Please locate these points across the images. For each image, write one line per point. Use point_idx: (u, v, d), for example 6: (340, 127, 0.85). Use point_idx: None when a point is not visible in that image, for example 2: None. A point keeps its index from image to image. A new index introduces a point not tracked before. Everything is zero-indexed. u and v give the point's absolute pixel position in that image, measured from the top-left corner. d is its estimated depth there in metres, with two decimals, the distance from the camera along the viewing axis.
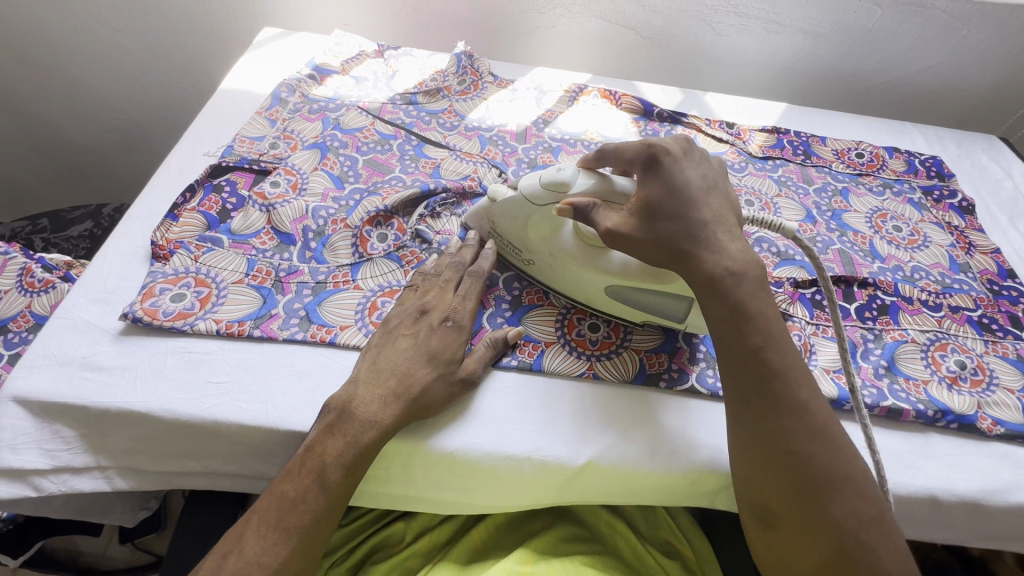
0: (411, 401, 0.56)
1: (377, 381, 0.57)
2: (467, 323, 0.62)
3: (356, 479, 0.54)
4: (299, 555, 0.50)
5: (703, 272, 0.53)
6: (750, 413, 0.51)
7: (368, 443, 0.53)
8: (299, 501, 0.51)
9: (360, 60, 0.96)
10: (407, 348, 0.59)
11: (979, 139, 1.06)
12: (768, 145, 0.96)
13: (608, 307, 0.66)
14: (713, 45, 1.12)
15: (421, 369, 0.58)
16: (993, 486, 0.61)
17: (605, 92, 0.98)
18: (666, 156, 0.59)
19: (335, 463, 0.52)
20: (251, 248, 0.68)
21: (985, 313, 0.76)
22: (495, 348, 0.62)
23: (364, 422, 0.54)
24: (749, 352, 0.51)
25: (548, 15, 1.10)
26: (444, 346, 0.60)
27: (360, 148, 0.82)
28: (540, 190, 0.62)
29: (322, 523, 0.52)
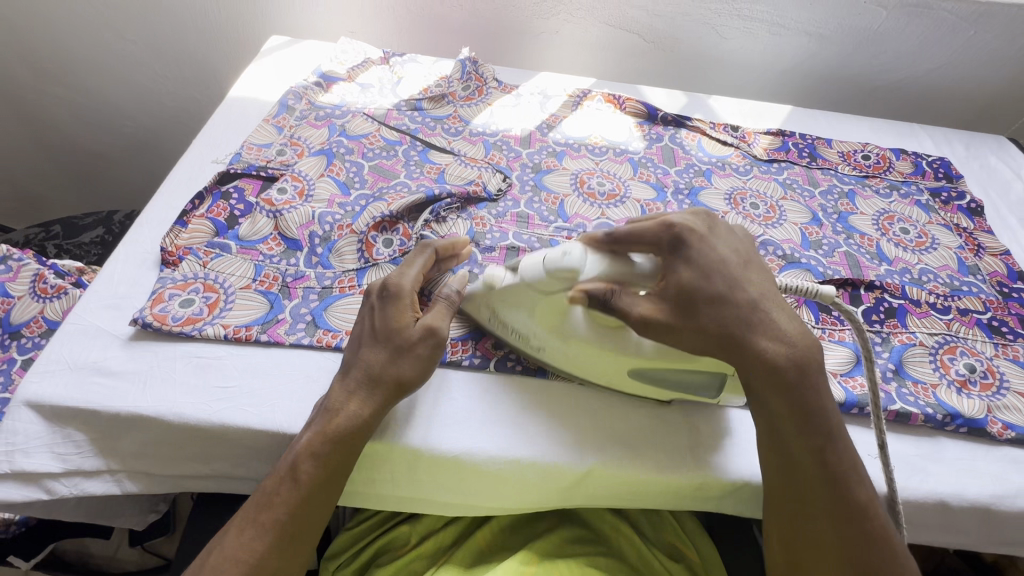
0: (373, 381, 0.55)
1: (344, 371, 0.57)
2: (405, 285, 0.58)
3: (331, 475, 0.53)
4: (277, 550, 0.51)
5: (768, 364, 0.51)
6: (800, 512, 0.52)
7: (336, 432, 0.53)
8: (275, 496, 0.51)
9: (366, 67, 0.97)
10: (363, 334, 0.58)
11: (987, 140, 1.05)
12: (773, 148, 0.96)
13: (630, 387, 0.61)
14: (717, 48, 1.12)
15: (375, 348, 0.56)
16: (1004, 491, 0.60)
17: (609, 97, 0.99)
18: (691, 236, 0.55)
19: (304, 456, 0.52)
20: (258, 253, 0.69)
21: (994, 315, 0.75)
22: (451, 305, 0.59)
23: (332, 413, 0.54)
24: (808, 456, 0.51)
25: (552, 20, 1.11)
26: (391, 315, 0.57)
27: (365, 154, 0.83)
28: (544, 277, 0.55)
29: (300, 520, 0.52)
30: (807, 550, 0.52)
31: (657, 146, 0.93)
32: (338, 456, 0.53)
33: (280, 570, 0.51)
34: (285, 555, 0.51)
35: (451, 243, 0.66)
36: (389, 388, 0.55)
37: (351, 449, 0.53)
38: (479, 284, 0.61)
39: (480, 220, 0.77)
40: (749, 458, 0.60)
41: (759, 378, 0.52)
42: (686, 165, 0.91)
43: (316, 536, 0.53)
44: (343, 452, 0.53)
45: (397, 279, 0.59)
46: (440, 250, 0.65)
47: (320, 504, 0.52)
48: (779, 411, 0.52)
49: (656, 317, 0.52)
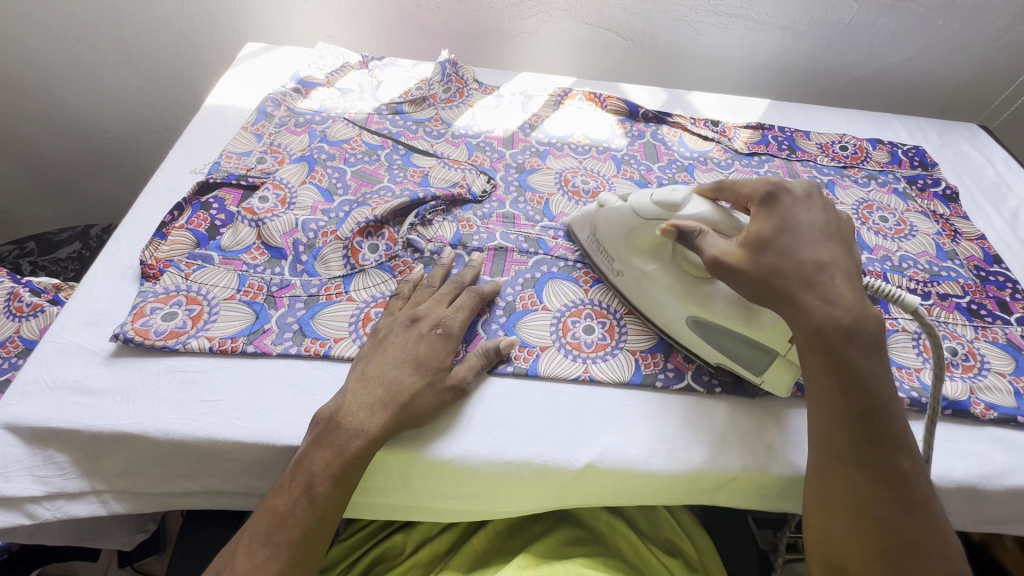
0: (401, 407, 0.55)
1: (366, 388, 0.56)
2: (456, 331, 0.62)
3: (345, 492, 0.53)
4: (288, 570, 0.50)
5: (813, 321, 0.52)
6: (833, 463, 0.51)
7: (356, 453, 0.53)
8: (291, 515, 0.51)
9: (344, 72, 0.97)
10: (399, 356, 0.59)
11: (960, 127, 1.08)
12: (753, 142, 0.97)
13: (684, 338, 0.64)
14: (695, 44, 1.13)
15: (410, 372, 0.57)
16: (989, 471, 0.61)
17: (590, 95, 0.99)
18: (788, 196, 0.60)
19: (322, 475, 0.52)
20: (242, 263, 0.68)
21: (973, 299, 0.77)
22: (486, 361, 0.62)
23: (348, 431, 0.53)
24: (852, 416, 0.51)
25: (531, 20, 1.11)
26: (438, 349, 0.60)
27: (347, 159, 0.82)
28: (652, 205, 0.63)
29: (313, 539, 0.52)
30: (838, 508, 0.50)
31: (639, 143, 0.94)
32: (354, 474, 0.53)
33: None
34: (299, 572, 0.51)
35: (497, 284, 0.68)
36: (411, 417, 0.56)
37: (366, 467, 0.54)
38: (592, 207, 0.72)
39: (467, 222, 0.77)
40: (743, 449, 0.60)
41: (806, 334, 0.53)
42: (669, 161, 0.91)
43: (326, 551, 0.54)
44: (360, 471, 0.53)
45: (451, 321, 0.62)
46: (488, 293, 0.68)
47: (333, 521, 0.53)
48: (820, 363, 0.52)
49: (729, 258, 0.56)
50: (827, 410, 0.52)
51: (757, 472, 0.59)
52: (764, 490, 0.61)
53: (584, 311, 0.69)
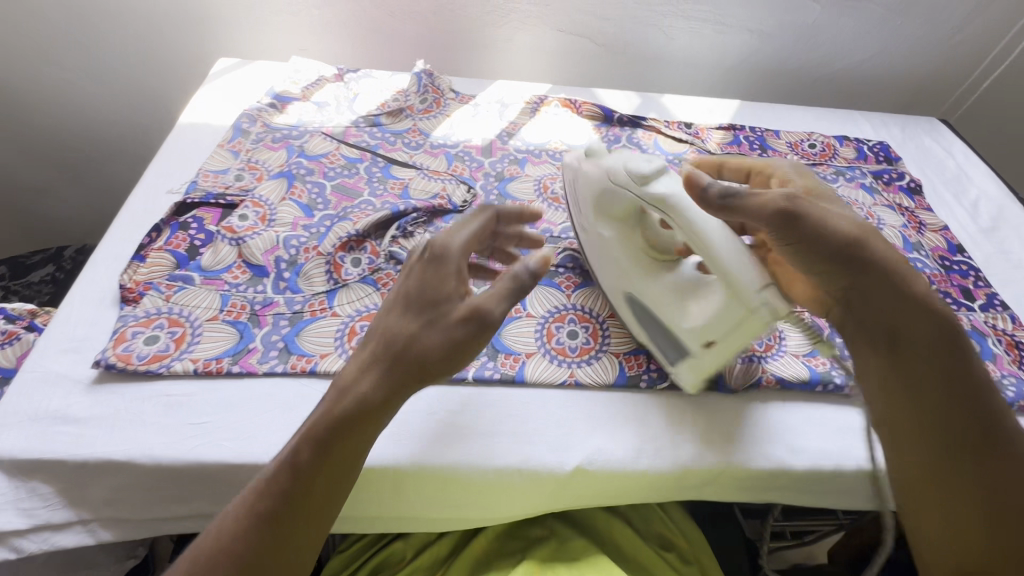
0: (397, 356, 0.52)
1: (364, 345, 0.55)
2: (448, 252, 0.55)
3: (332, 454, 0.50)
4: (263, 545, 0.47)
5: (905, 291, 0.56)
6: (926, 431, 0.54)
7: (341, 412, 0.50)
8: (275, 481, 0.48)
9: (320, 86, 0.97)
10: (394, 300, 0.55)
11: (921, 122, 1.12)
12: (725, 142, 0.99)
13: (626, 313, 0.67)
14: (666, 48, 1.16)
15: (407, 314, 0.54)
16: None
17: (565, 102, 1.00)
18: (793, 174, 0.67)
19: (310, 437, 0.50)
20: (223, 283, 0.68)
21: (938, 288, 0.80)
22: (518, 284, 0.54)
23: (342, 392, 0.52)
24: (951, 380, 0.54)
25: (505, 28, 1.12)
26: (435, 278, 0.54)
27: (327, 173, 0.83)
28: (622, 171, 0.59)
29: (296, 512, 0.48)
30: (947, 465, 0.53)
31: (616, 147, 0.95)
32: (344, 443, 0.50)
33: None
34: (278, 549, 0.47)
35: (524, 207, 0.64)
36: (413, 366, 0.52)
37: (358, 432, 0.50)
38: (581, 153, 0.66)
39: None
40: (727, 445, 0.62)
41: (903, 303, 0.56)
42: None
43: (313, 535, 0.49)
44: (351, 438, 0.50)
45: (448, 243, 0.56)
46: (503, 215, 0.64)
47: (321, 497, 0.49)
48: (914, 334, 0.55)
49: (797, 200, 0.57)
50: (934, 377, 0.54)
51: (740, 466, 0.61)
52: (749, 483, 0.63)
53: (567, 316, 0.71)
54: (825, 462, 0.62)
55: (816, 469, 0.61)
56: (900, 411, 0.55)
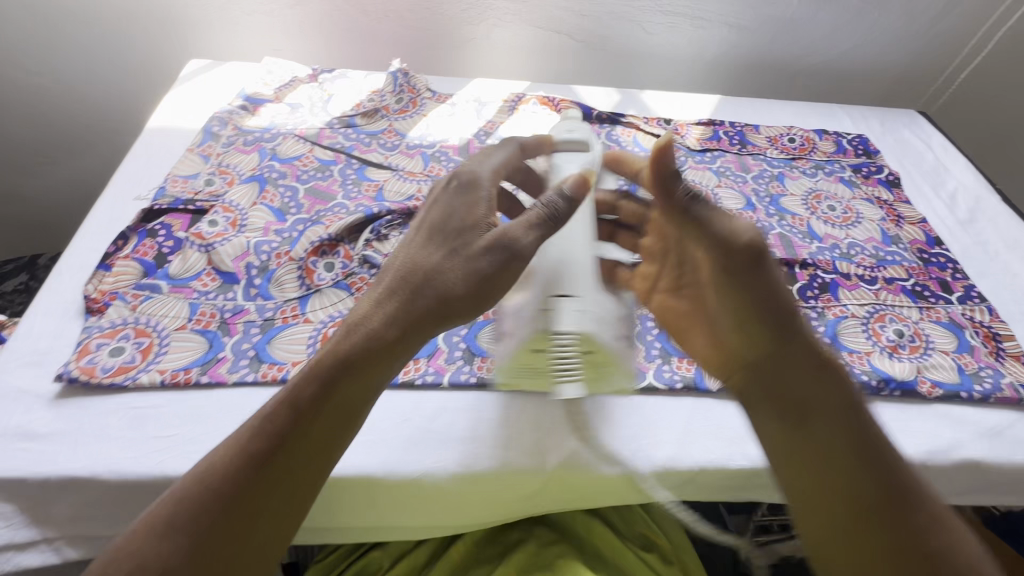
0: (413, 291, 0.51)
1: (377, 284, 0.53)
2: (478, 180, 0.55)
3: (335, 395, 0.49)
4: (253, 490, 0.45)
5: (801, 353, 0.54)
6: (824, 497, 0.51)
7: (351, 348, 0.49)
8: (273, 421, 0.47)
9: (293, 86, 0.95)
10: (416, 230, 0.54)
11: (900, 114, 1.12)
12: (705, 138, 0.99)
13: None
14: (645, 44, 1.15)
15: (431, 243, 0.52)
16: (937, 446, 0.64)
17: (543, 99, 0.99)
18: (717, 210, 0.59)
19: (312, 377, 0.48)
20: (192, 291, 0.66)
21: (917, 281, 0.80)
22: (551, 213, 0.52)
23: (349, 331, 0.51)
24: (844, 449, 0.51)
25: (482, 25, 1.10)
26: (462, 207, 0.53)
27: (300, 176, 0.81)
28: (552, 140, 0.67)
29: (294, 456, 0.47)
30: (836, 538, 0.50)
31: None
32: (346, 387, 0.49)
33: (265, 542, 0.46)
34: (267, 493, 0.46)
35: (537, 140, 0.63)
36: (431, 301, 0.51)
37: (363, 374, 0.50)
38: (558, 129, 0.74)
39: None
40: (704, 444, 0.62)
41: (795, 366, 0.54)
42: None
43: (306, 485, 0.47)
44: (354, 381, 0.49)
45: (475, 173, 0.55)
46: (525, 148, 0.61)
47: (318, 442, 0.48)
48: (806, 396, 0.53)
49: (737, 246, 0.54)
50: (824, 443, 0.52)
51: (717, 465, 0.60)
52: (728, 483, 0.62)
53: None
54: None
55: None
56: (801, 478, 0.52)
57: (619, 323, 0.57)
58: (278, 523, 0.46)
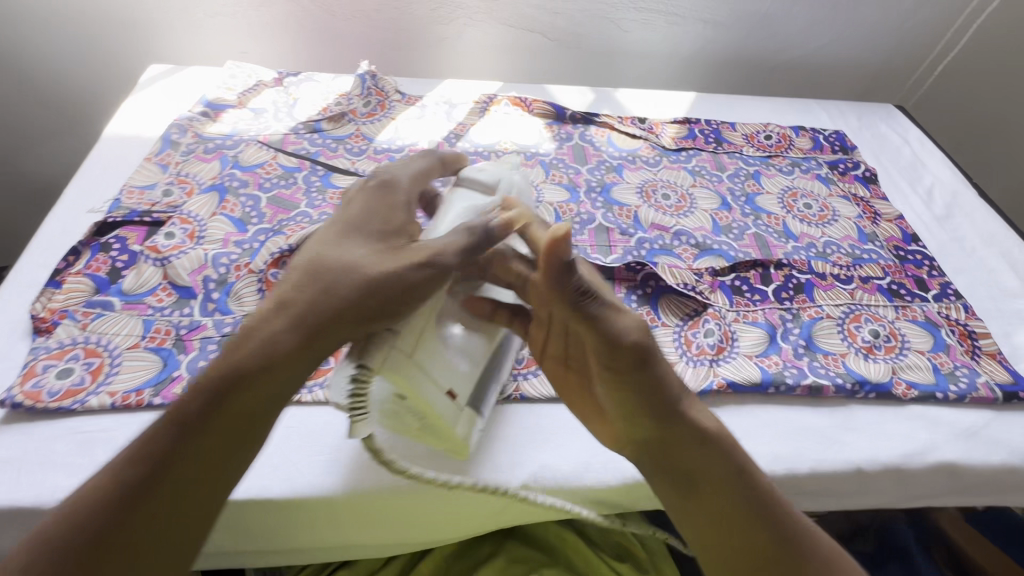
0: (318, 294, 0.46)
1: (274, 291, 0.48)
2: (398, 183, 0.53)
3: (228, 408, 0.44)
4: (130, 523, 0.40)
5: (686, 426, 0.49)
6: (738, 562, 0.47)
7: (248, 356, 0.45)
8: (153, 443, 0.42)
9: (257, 91, 0.93)
10: (329, 229, 0.51)
11: (877, 109, 1.11)
12: (680, 137, 0.97)
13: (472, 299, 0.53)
14: (620, 41, 1.13)
15: (344, 244, 0.49)
16: (912, 449, 0.63)
17: (515, 100, 0.97)
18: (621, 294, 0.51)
19: (199, 393, 0.44)
20: (146, 307, 0.64)
21: (893, 279, 0.79)
22: (472, 238, 0.48)
23: (242, 342, 0.46)
24: (741, 516, 0.47)
25: (453, 25, 1.08)
26: (384, 212, 0.51)
27: (262, 185, 0.79)
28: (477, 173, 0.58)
29: (179, 477, 0.42)
30: None
31: (568, 146, 0.93)
32: (239, 398, 0.44)
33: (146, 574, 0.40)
34: (145, 527, 0.40)
35: (461, 154, 0.59)
36: (339, 307, 0.46)
37: (257, 385, 0.44)
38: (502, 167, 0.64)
39: None
40: None
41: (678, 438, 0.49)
42: (597, 162, 0.91)
43: (199, 510, 0.42)
44: (247, 392, 0.44)
45: (398, 179, 0.53)
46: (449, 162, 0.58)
47: (207, 461, 0.43)
48: (696, 465, 0.49)
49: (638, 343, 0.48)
50: (720, 511, 0.48)
51: None
52: None
53: None
54: (777, 466, 0.60)
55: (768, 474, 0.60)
56: (710, 548, 0.48)
57: (459, 384, 0.51)
58: (164, 559, 0.41)
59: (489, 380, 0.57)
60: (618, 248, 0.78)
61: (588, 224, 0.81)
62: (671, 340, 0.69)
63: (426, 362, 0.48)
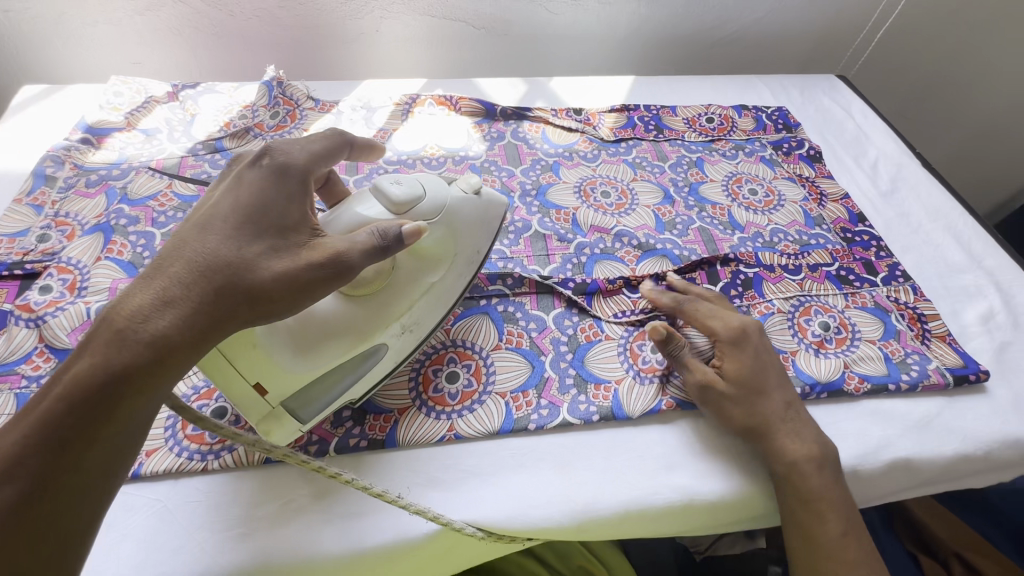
0: (217, 288, 0.41)
1: (150, 278, 0.41)
2: (292, 164, 0.49)
3: (111, 411, 0.37)
4: (4, 551, 0.33)
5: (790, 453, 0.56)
6: (814, 553, 0.54)
7: (140, 351, 0.38)
8: (23, 457, 0.35)
9: (148, 109, 0.83)
10: (218, 211, 0.45)
11: (820, 81, 1.08)
12: (619, 126, 0.92)
13: (375, 308, 0.52)
14: (551, 25, 1.06)
15: (233, 235, 0.44)
16: (866, 450, 0.61)
17: (440, 99, 0.90)
18: (751, 340, 0.62)
19: (73, 395, 0.36)
20: (19, 378, 0.56)
21: (841, 265, 0.77)
22: (381, 241, 0.45)
23: (123, 342, 0.38)
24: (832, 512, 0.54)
25: (367, 18, 0.99)
26: (282, 201, 0.46)
27: (155, 220, 0.70)
28: (404, 180, 0.53)
29: (53, 496, 0.35)
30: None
31: (500, 145, 0.86)
32: (138, 403, 0.38)
33: None
34: (27, 552, 0.34)
35: (371, 143, 0.60)
36: (240, 303, 0.42)
37: (148, 388, 0.38)
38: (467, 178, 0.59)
39: None
40: (621, 484, 0.56)
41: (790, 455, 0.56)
42: (532, 161, 0.85)
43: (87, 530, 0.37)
44: (139, 396, 0.38)
45: (297, 161, 0.49)
46: (356, 145, 0.57)
47: (94, 474, 0.37)
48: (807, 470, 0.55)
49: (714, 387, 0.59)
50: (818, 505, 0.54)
51: (637, 507, 0.55)
52: (654, 525, 0.57)
53: (446, 356, 0.63)
54: (729, 483, 0.57)
55: (721, 493, 0.57)
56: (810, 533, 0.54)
57: (271, 383, 0.50)
58: None
59: (335, 394, 0.54)
60: (556, 257, 0.73)
61: (523, 233, 0.76)
62: (616, 355, 0.65)
63: (234, 353, 0.48)
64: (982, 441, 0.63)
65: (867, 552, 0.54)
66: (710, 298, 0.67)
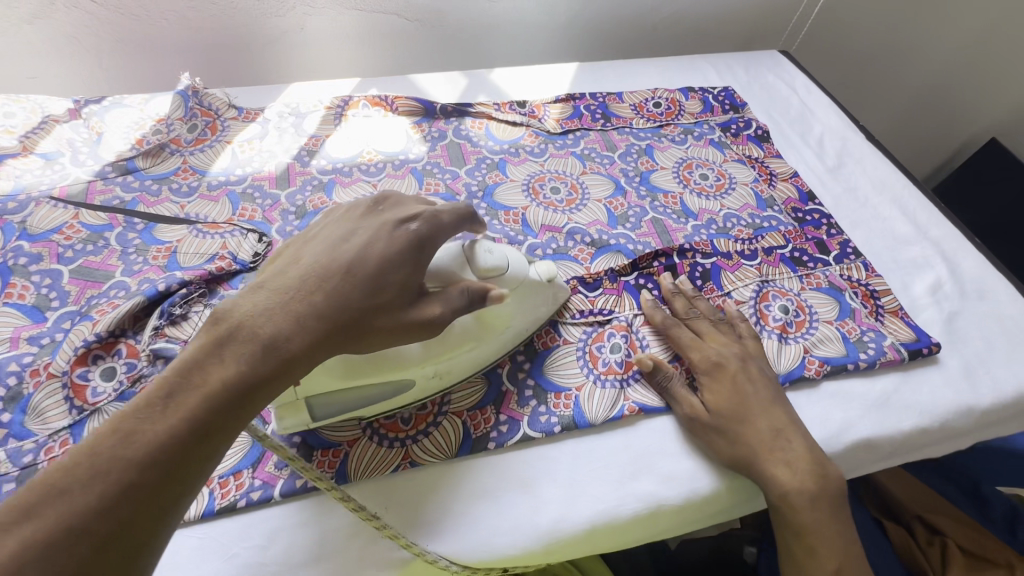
0: (339, 328, 0.43)
1: (287, 300, 0.42)
2: (429, 239, 0.49)
3: (242, 415, 0.38)
4: (136, 527, 0.33)
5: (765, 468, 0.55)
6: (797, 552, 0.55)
7: (276, 368, 0.40)
8: (169, 442, 0.35)
9: (46, 131, 0.75)
10: (348, 255, 0.46)
11: (764, 58, 1.07)
12: (565, 118, 0.89)
13: (437, 346, 0.53)
14: (487, 13, 1.01)
15: (352, 278, 0.44)
16: (829, 433, 0.61)
17: (374, 99, 0.85)
18: (733, 367, 0.60)
19: (216, 395, 0.37)
20: None
21: (795, 246, 0.76)
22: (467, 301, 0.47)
23: (266, 354, 0.40)
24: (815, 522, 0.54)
25: (289, 16, 0.92)
26: (410, 266, 0.47)
27: (61, 255, 0.63)
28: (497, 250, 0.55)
29: (185, 479, 0.35)
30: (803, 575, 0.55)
31: (441, 145, 0.82)
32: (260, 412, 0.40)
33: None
34: (147, 540, 0.34)
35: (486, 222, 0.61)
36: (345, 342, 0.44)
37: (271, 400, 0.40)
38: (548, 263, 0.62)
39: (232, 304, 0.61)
40: (590, 496, 0.54)
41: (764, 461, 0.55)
42: (477, 160, 0.81)
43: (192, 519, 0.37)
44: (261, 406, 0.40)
45: (440, 232, 0.49)
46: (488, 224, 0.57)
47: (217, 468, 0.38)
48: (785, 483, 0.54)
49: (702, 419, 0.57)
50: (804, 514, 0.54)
51: (608, 519, 0.54)
52: (628, 534, 0.55)
53: None
54: (699, 484, 0.56)
55: (691, 494, 0.56)
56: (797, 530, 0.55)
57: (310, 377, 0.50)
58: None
59: (351, 406, 0.53)
60: None
61: None
62: (575, 360, 0.62)
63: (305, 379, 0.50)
64: (938, 413, 0.63)
65: (837, 538, 0.55)
66: (711, 320, 0.65)
